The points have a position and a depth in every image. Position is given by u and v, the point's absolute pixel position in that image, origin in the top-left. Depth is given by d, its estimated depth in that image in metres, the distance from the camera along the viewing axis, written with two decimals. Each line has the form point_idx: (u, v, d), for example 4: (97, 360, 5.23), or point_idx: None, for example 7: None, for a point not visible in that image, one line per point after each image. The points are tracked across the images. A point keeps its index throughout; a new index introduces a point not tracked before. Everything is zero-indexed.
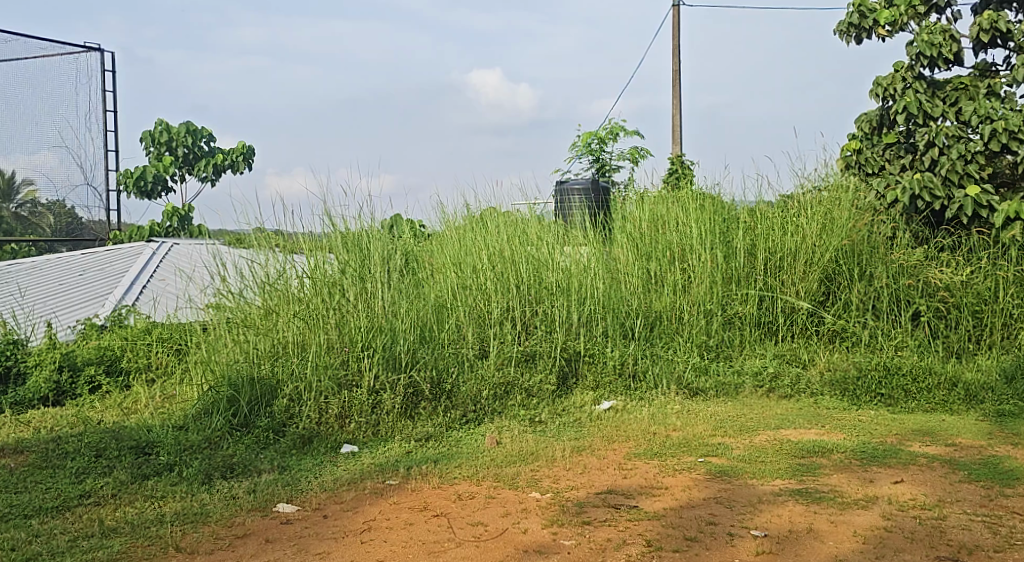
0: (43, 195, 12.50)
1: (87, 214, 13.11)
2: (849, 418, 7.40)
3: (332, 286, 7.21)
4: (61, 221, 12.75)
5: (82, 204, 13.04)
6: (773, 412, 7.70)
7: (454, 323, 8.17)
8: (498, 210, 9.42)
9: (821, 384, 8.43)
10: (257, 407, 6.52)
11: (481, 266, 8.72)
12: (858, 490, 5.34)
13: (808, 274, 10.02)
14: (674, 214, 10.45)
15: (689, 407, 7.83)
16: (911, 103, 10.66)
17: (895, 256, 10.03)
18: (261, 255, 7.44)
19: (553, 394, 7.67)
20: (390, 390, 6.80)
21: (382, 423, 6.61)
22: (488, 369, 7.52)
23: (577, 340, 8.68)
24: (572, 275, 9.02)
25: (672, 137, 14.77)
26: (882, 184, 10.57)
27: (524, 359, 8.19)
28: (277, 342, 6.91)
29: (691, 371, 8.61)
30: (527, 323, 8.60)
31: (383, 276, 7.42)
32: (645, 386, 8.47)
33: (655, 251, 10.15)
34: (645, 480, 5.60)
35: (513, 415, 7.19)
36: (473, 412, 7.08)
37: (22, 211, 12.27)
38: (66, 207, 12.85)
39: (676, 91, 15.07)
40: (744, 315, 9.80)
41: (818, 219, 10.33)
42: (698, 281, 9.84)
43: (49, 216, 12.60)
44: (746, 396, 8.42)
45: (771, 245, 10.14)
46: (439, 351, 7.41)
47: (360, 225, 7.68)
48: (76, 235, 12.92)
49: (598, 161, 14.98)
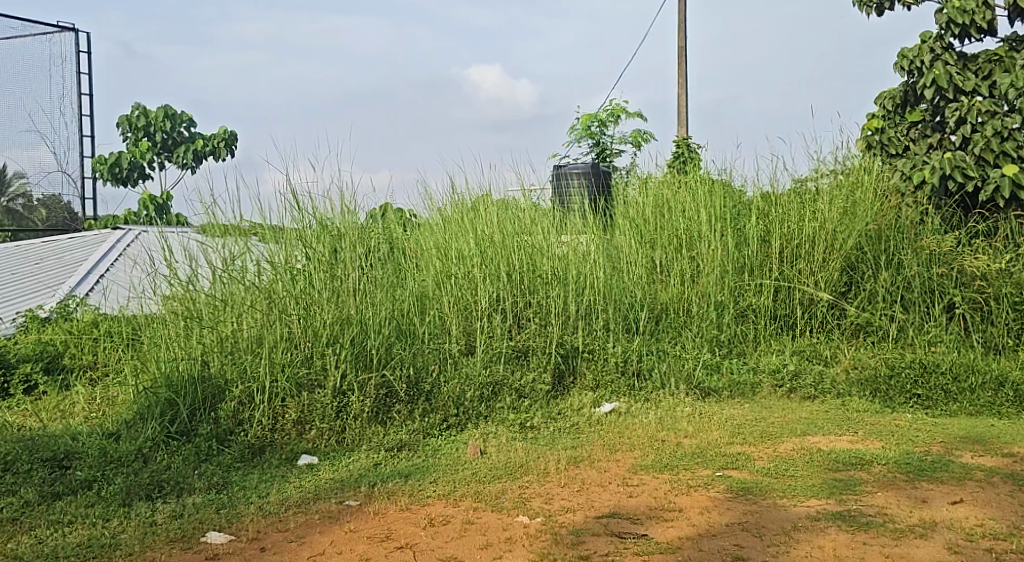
0: (36, 190, 11.76)
1: (75, 207, 12.27)
2: (885, 424, 6.53)
3: (296, 276, 6.25)
4: (55, 215, 12.01)
5: (75, 196, 12.25)
6: (797, 416, 6.80)
7: (436, 315, 7.29)
8: (492, 196, 8.34)
9: (847, 384, 7.53)
10: (199, 412, 5.62)
11: (468, 250, 7.79)
12: (910, 514, 4.47)
13: (829, 262, 9.11)
14: (681, 197, 9.54)
15: (701, 409, 6.94)
16: (940, 76, 9.84)
17: (923, 240, 9.16)
18: (208, 230, 6.37)
19: (548, 396, 6.81)
20: (359, 392, 5.93)
21: (348, 431, 5.71)
22: (474, 366, 6.66)
23: (575, 334, 7.80)
24: (569, 262, 8.10)
25: (678, 119, 13.88)
26: (908, 163, 9.84)
27: (514, 356, 7.32)
28: (227, 337, 5.96)
29: (702, 370, 7.72)
30: (519, 316, 7.70)
31: (355, 262, 6.49)
32: (651, 385, 7.57)
33: (661, 237, 9.26)
34: (653, 500, 4.70)
35: (501, 420, 6.32)
36: (455, 417, 6.21)
37: (12, 206, 11.60)
38: (62, 202, 12.11)
39: (681, 70, 14.18)
40: (759, 307, 8.94)
41: (838, 203, 9.41)
42: (708, 270, 8.96)
43: (41, 209, 11.85)
44: (765, 398, 7.53)
45: (786, 232, 9.25)
46: (419, 347, 6.58)
47: (334, 211, 6.63)
48: (65, 228, 12.04)
49: (599, 145, 14.07)
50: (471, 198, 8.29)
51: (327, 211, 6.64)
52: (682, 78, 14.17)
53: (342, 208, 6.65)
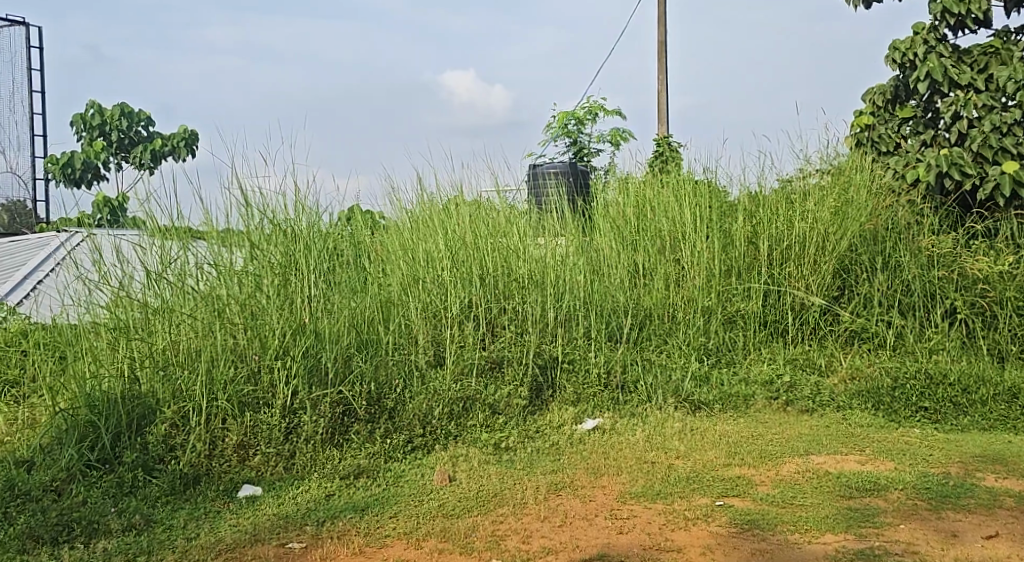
0: None
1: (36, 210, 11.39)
2: (893, 442, 5.96)
3: (241, 283, 5.58)
4: (15, 221, 11.21)
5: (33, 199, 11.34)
6: (797, 431, 6.23)
7: (400, 323, 6.64)
8: (464, 196, 7.64)
9: (847, 395, 6.97)
10: (125, 436, 4.95)
11: (437, 251, 7.13)
12: (942, 554, 3.93)
13: (821, 265, 8.54)
14: (665, 196, 8.95)
15: (692, 425, 6.35)
16: (935, 69, 9.32)
17: (921, 240, 8.64)
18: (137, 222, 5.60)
19: (524, 412, 6.20)
20: (312, 411, 5.29)
21: (298, 456, 5.06)
22: (442, 381, 6.03)
23: (554, 343, 7.18)
24: (547, 265, 7.47)
25: (658, 116, 13.32)
26: (901, 161, 9.36)
27: (487, 368, 6.69)
28: (159, 350, 5.28)
29: (691, 382, 7.12)
30: (492, 323, 7.08)
31: (309, 263, 5.83)
32: (636, 398, 6.96)
33: (643, 239, 8.67)
34: (646, 538, 4.15)
35: (473, 440, 5.69)
36: (421, 437, 5.58)
37: None
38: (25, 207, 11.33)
39: (661, 66, 13.64)
40: (747, 313, 8.37)
41: (831, 203, 8.81)
42: (693, 273, 8.39)
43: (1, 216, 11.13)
44: (759, 411, 6.94)
45: (776, 233, 8.67)
46: (381, 359, 5.95)
47: (286, 208, 5.94)
48: (20, 232, 11.12)
49: (576, 144, 13.47)
50: (442, 197, 7.59)
51: (278, 207, 5.95)
52: (662, 73, 13.62)
53: (294, 205, 5.95)
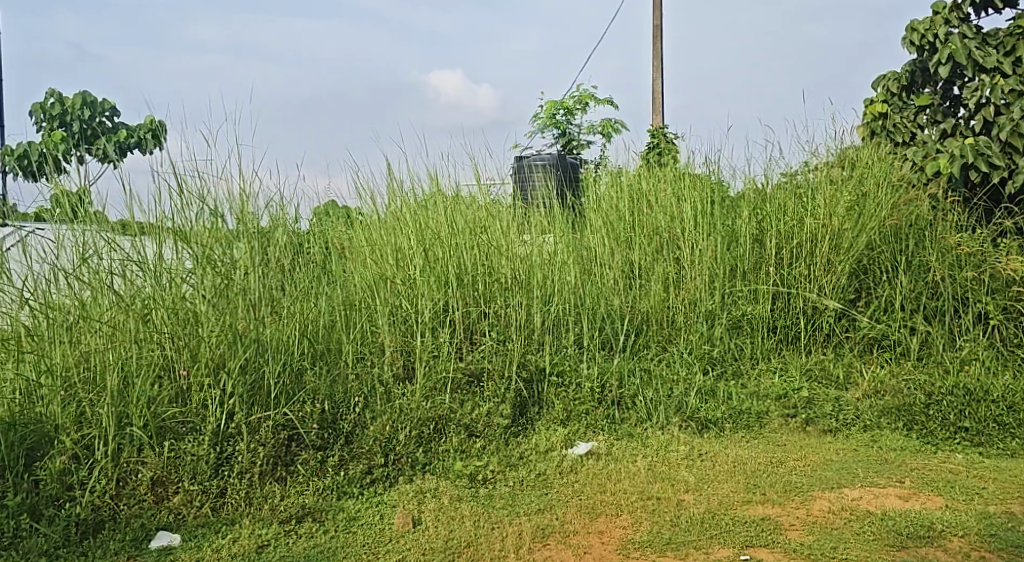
0: None
1: None
2: (935, 471, 5.13)
3: (170, 284, 4.70)
4: None
5: None
6: (822, 459, 5.42)
7: (362, 331, 5.76)
8: (443, 188, 6.65)
9: (875, 414, 6.13)
10: (12, 472, 4.11)
11: (409, 248, 6.25)
12: None
13: (835, 265, 7.67)
14: (663, 188, 8.07)
15: (701, 449, 5.50)
16: (957, 51, 8.46)
17: (947, 237, 7.76)
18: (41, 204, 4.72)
19: (506, 435, 5.35)
20: (250, 438, 4.49)
21: (229, 495, 4.31)
22: (411, 398, 5.20)
23: (541, 352, 6.30)
24: (533, 264, 6.56)
25: (653, 105, 12.47)
26: (919, 152, 8.52)
27: (464, 382, 5.81)
28: (64, 366, 4.40)
29: (696, 397, 6.25)
30: (470, 329, 6.20)
31: (254, 263, 4.93)
32: (635, 417, 6.09)
33: (638, 236, 7.80)
34: None
35: (446, 473, 4.84)
36: (382, 468, 4.73)
37: None
38: None
39: (656, 53, 12.80)
40: (755, 317, 7.48)
41: (848, 196, 7.91)
42: (694, 274, 7.53)
43: None
44: (775, 431, 6.08)
45: (786, 230, 7.82)
46: (340, 373, 5.16)
47: (228, 197, 5.01)
48: None
49: (565, 136, 12.58)
50: (415, 192, 6.60)
51: (218, 196, 5.01)
52: (657, 60, 12.78)
53: (238, 194, 5.04)
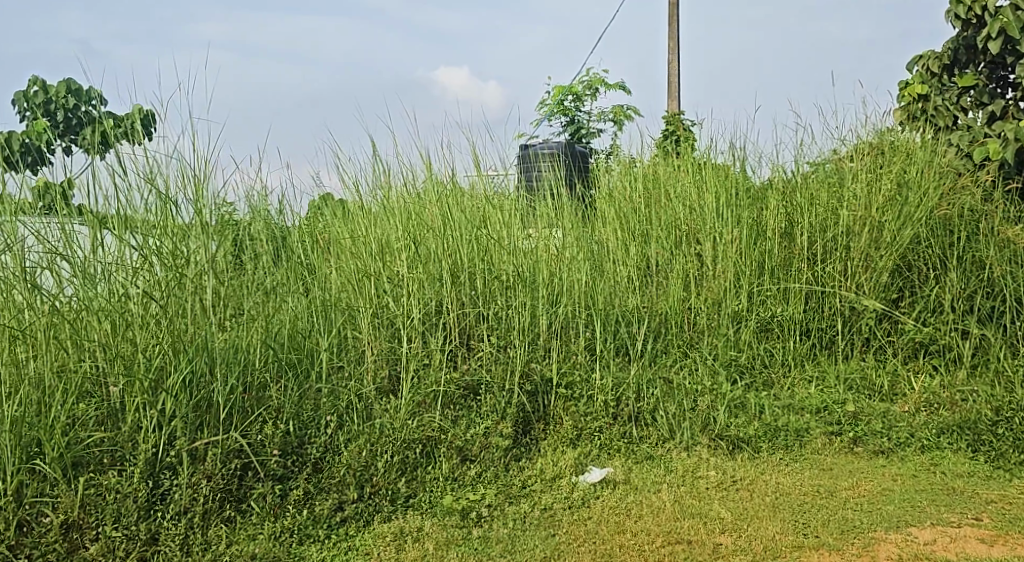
0: None
1: None
2: (1017, 506, 4.34)
3: (107, 282, 3.95)
4: None
5: None
6: (878, 487, 4.63)
7: (338, 337, 4.96)
8: (435, 177, 5.70)
9: (933, 433, 5.31)
10: None
11: (396, 241, 5.35)
12: None
13: (877, 261, 6.83)
14: (684, 178, 7.22)
15: (736, 474, 4.71)
16: (1010, 24, 7.32)
17: (1003, 229, 6.92)
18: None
19: (507, 459, 4.59)
20: (192, 470, 3.78)
21: (163, 542, 3.59)
22: (394, 418, 4.42)
23: (547, 360, 5.49)
24: (539, 259, 5.72)
25: (668, 91, 11.66)
26: (966, 136, 7.60)
27: (458, 396, 5.03)
28: None
29: (725, 412, 5.42)
30: (466, 332, 5.40)
31: (208, 258, 4.14)
32: (656, 437, 5.29)
33: (656, 230, 6.90)
34: None
35: (433, 510, 4.08)
36: (356, 505, 3.98)
37: None
38: None
39: (671, 35, 11.99)
40: (787, 319, 6.67)
41: (891, 182, 7.03)
42: (719, 272, 6.69)
43: None
44: (818, 452, 5.27)
45: (820, 222, 7.00)
46: (309, 389, 4.38)
47: (180, 179, 4.19)
48: None
49: (574, 124, 11.78)
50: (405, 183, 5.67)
51: (169, 177, 4.19)
52: (673, 43, 11.97)
53: (193, 173, 4.22)
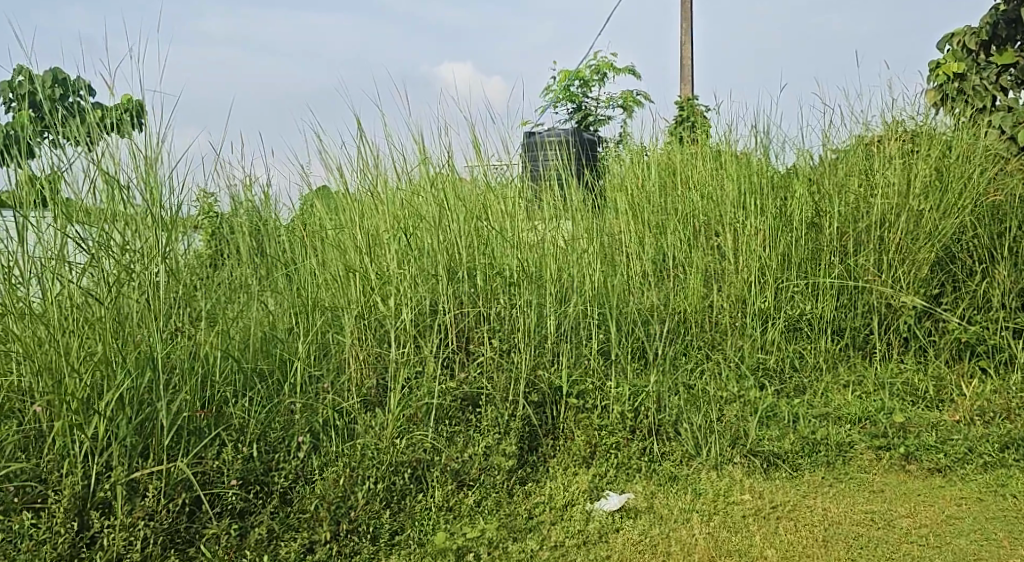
0: None
1: None
2: None
3: (37, 282, 3.34)
4: None
5: None
6: (943, 513, 4.00)
7: (315, 341, 4.33)
8: (429, 168, 4.94)
9: (996, 447, 4.67)
10: None
11: (386, 231, 4.68)
12: None
13: (915, 253, 6.01)
14: (705, 166, 6.55)
15: (778, 497, 4.08)
16: None
17: None
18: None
19: (511, 482, 3.97)
20: (129, 506, 3.21)
21: None
22: (387, 434, 3.82)
23: (555, 367, 4.85)
24: (546, 253, 5.07)
25: (681, 74, 11.00)
26: (1010, 117, 6.77)
27: (455, 409, 4.39)
28: None
29: (758, 424, 4.78)
30: (463, 334, 4.73)
31: (157, 255, 3.50)
32: (681, 452, 4.64)
33: (673, 220, 6.23)
34: None
35: (427, 548, 3.50)
36: (328, 547, 3.39)
37: None
38: None
39: (684, 16, 11.33)
40: (816, 317, 5.97)
41: (931, 165, 6.28)
42: (743, 266, 5.99)
43: None
44: (865, 470, 4.62)
45: (855, 209, 6.21)
46: (280, 406, 3.77)
47: (130, 160, 3.53)
48: None
49: (581, 111, 11.12)
50: (394, 172, 4.92)
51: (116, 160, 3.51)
52: (686, 25, 11.30)
53: (144, 156, 3.55)
